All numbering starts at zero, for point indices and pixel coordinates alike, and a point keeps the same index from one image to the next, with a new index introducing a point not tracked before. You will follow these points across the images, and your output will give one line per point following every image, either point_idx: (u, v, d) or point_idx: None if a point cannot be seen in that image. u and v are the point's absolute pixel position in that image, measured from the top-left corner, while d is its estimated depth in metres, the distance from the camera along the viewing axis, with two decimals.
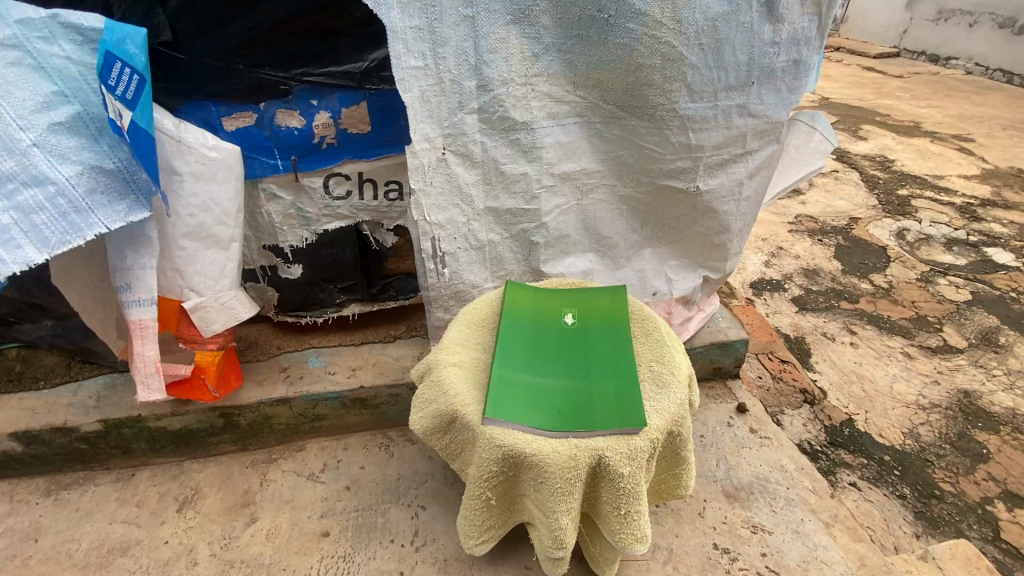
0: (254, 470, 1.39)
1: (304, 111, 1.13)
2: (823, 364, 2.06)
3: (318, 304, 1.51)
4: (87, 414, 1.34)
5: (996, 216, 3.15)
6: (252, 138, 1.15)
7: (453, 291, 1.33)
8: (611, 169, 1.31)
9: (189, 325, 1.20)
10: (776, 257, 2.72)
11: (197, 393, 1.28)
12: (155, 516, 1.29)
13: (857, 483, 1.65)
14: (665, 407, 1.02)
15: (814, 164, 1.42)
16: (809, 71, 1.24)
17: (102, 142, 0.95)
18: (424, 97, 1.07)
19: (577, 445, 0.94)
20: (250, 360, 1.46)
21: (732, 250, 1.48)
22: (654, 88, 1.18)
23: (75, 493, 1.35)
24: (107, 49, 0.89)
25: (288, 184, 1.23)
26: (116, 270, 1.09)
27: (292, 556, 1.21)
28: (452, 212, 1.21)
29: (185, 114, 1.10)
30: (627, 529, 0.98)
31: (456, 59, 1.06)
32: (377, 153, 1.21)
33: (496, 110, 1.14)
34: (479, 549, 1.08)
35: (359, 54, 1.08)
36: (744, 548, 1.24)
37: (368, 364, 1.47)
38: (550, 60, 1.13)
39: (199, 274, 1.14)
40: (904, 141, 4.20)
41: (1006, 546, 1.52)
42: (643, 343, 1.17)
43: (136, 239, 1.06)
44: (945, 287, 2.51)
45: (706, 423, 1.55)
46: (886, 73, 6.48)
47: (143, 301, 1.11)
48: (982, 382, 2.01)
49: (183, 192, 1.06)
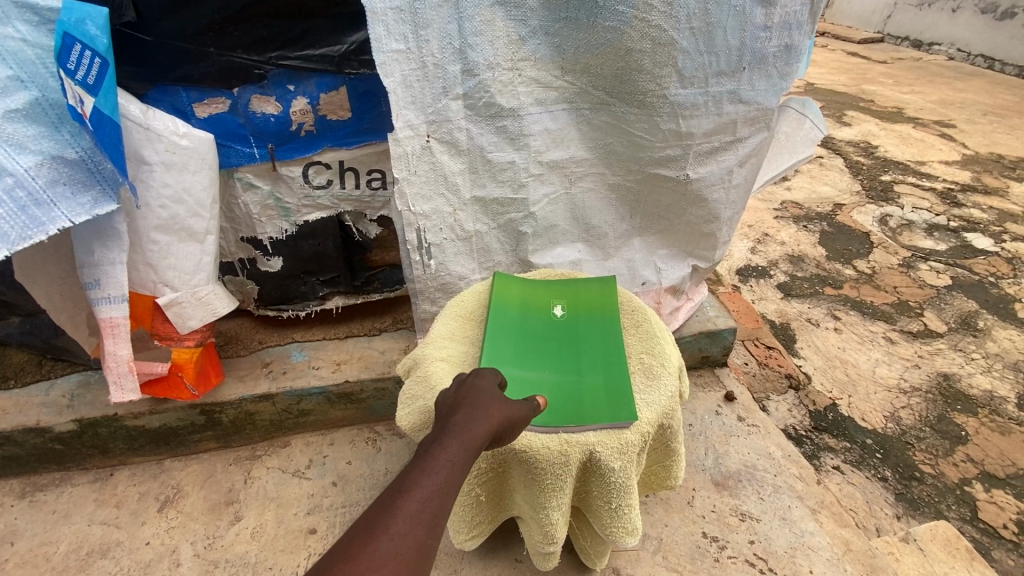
0: (238, 467, 1.36)
1: (280, 97, 1.08)
2: (807, 349, 2.08)
3: (299, 297, 1.44)
4: (60, 414, 1.29)
5: (975, 201, 3.19)
6: (226, 126, 1.09)
7: (439, 283, 1.30)
8: (600, 157, 1.28)
9: (165, 322, 1.15)
10: (761, 243, 2.73)
11: (174, 392, 1.24)
12: (136, 517, 1.26)
13: (840, 467, 1.68)
14: (655, 401, 0.99)
15: (802, 152, 1.41)
16: (800, 57, 1.22)
17: (62, 130, 0.89)
18: (406, 82, 1.03)
19: (568, 441, 0.92)
20: (229, 356, 1.42)
21: (721, 239, 1.46)
22: (644, 73, 1.14)
23: (51, 494, 1.31)
24: (65, 30, 0.84)
25: (265, 174, 1.18)
26: (83, 265, 1.03)
27: (279, 554, 1.19)
28: (437, 202, 1.18)
29: (154, 100, 1.04)
30: (618, 522, 0.97)
31: (440, 43, 1.02)
32: (358, 142, 1.17)
33: (482, 96, 1.10)
34: (469, 543, 1.08)
35: (337, 37, 1.03)
36: (732, 536, 1.25)
37: (353, 358, 1.44)
38: (537, 43, 1.09)
39: (172, 269, 1.09)
40: (887, 128, 4.21)
41: (984, 525, 1.56)
42: (633, 335, 1.15)
43: (103, 233, 0.99)
44: (926, 273, 2.54)
45: (695, 412, 1.55)
46: (870, 58, 6.51)
47: (112, 298, 1.05)
48: (961, 365, 2.06)
49: (152, 182, 1.01)
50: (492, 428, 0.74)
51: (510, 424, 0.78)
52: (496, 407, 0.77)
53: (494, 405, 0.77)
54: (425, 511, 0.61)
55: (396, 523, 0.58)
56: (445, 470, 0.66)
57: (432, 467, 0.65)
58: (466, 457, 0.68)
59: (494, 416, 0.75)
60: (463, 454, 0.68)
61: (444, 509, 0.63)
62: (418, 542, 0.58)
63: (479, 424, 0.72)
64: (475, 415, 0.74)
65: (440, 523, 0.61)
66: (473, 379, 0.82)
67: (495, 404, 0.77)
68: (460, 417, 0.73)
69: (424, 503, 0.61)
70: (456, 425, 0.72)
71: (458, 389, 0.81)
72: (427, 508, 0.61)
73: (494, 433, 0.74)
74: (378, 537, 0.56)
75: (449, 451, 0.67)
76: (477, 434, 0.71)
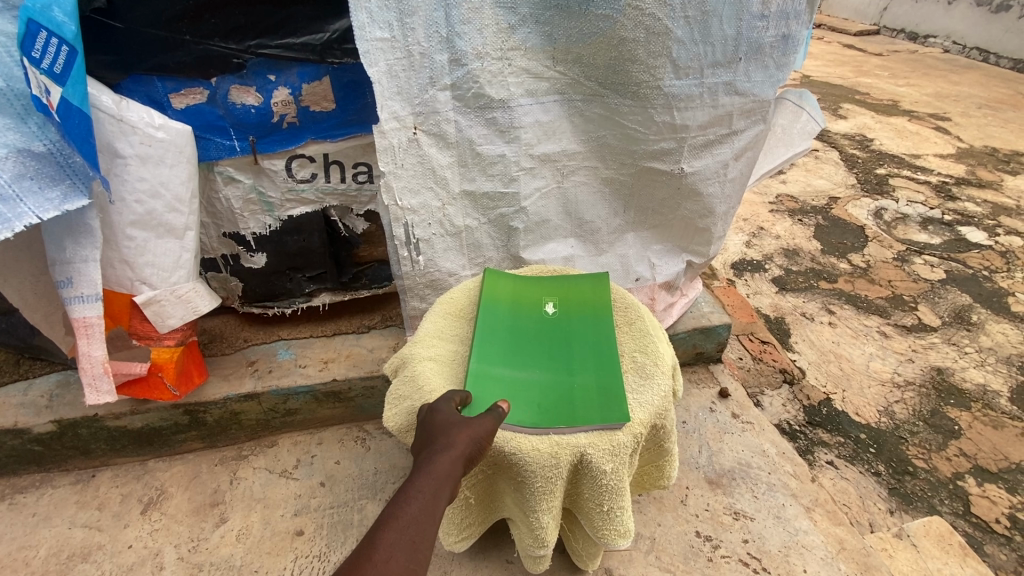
0: (224, 468, 1.33)
1: (261, 87, 1.04)
2: (801, 344, 2.07)
3: (285, 294, 1.41)
4: (39, 415, 1.25)
5: (969, 194, 3.18)
6: (204, 117, 1.05)
7: (428, 280, 1.27)
8: (593, 150, 1.25)
9: (143, 321, 1.12)
10: (756, 237, 2.71)
11: (155, 392, 1.21)
12: (118, 519, 1.23)
13: (834, 462, 1.67)
14: (648, 401, 0.97)
15: (799, 145, 1.39)
16: (797, 47, 1.19)
17: (29, 122, 0.86)
18: (392, 72, 0.99)
19: (558, 443, 0.90)
20: (214, 355, 1.38)
21: (716, 234, 1.44)
22: (637, 64, 1.11)
23: (31, 497, 1.28)
24: (29, 16, 0.80)
25: (246, 167, 1.14)
26: (55, 263, 0.99)
27: (265, 557, 1.16)
28: (425, 196, 1.14)
29: (128, 90, 1.00)
30: (609, 525, 0.95)
31: (426, 31, 0.98)
32: (343, 134, 1.13)
33: (470, 86, 1.07)
34: (458, 545, 1.06)
35: (318, 24, 0.99)
36: (726, 534, 1.24)
37: (341, 356, 1.41)
38: (528, 32, 1.06)
39: (150, 266, 1.05)
40: (882, 121, 4.19)
41: (976, 520, 1.56)
42: (626, 333, 1.12)
43: (75, 229, 0.96)
44: (920, 266, 2.53)
45: (689, 409, 1.53)
46: (865, 51, 6.48)
47: (86, 297, 1.01)
48: (955, 359, 2.05)
49: (127, 176, 0.97)
50: (460, 451, 0.77)
51: (484, 441, 0.80)
52: (461, 430, 0.80)
53: (460, 428, 0.80)
54: (403, 539, 0.65)
55: (377, 555, 0.63)
56: (419, 499, 0.70)
57: (406, 499, 0.69)
58: (438, 484, 0.72)
59: (460, 439, 0.78)
60: (434, 482, 0.72)
61: (423, 534, 0.67)
62: (401, 567, 0.64)
63: (444, 451, 0.76)
64: (441, 444, 0.77)
65: (422, 547, 0.66)
66: (439, 409, 0.85)
67: (461, 426, 0.81)
68: (428, 450, 0.77)
69: (402, 531, 0.66)
70: (424, 458, 0.75)
71: (426, 423, 0.84)
72: (404, 537, 0.66)
73: (464, 455, 0.77)
74: (364, 570, 0.62)
75: (421, 482, 0.72)
76: (444, 460, 0.75)
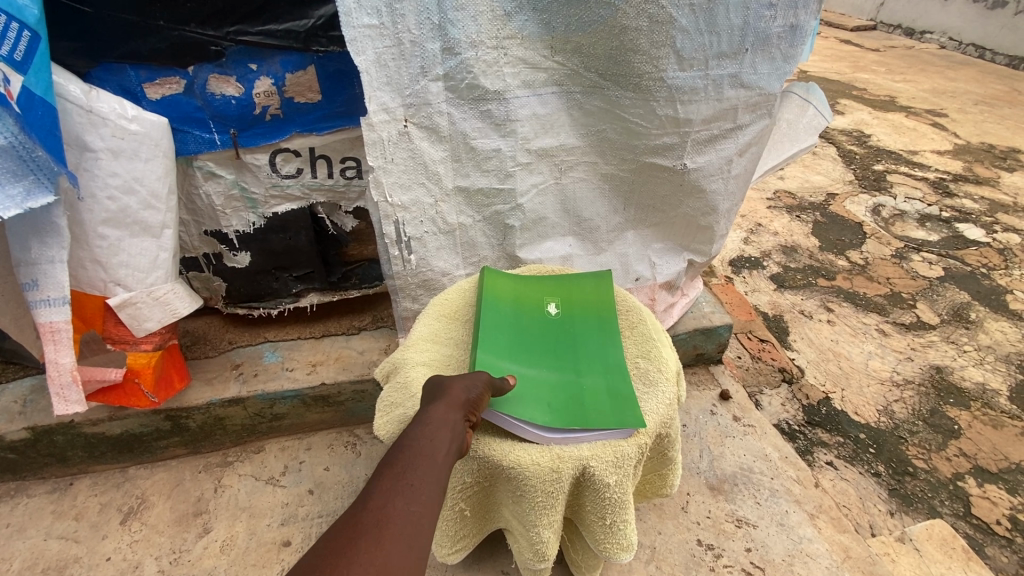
0: (208, 475, 1.28)
1: (241, 77, 0.98)
2: (800, 342, 2.04)
3: (271, 295, 1.35)
4: (11, 422, 1.19)
5: (967, 191, 3.16)
6: (182, 109, 0.99)
7: (420, 280, 1.22)
8: (592, 145, 1.20)
9: (118, 324, 1.06)
10: (754, 233, 2.67)
11: (132, 400, 1.15)
12: (96, 530, 1.18)
13: (833, 463, 1.64)
14: (653, 410, 0.93)
15: (804, 141, 1.34)
16: (805, 39, 1.14)
17: None
18: (381, 60, 0.93)
19: (560, 455, 0.85)
20: (196, 358, 1.33)
21: (719, 232, 1.39)
22: (639, 54, 1.06)
23: (5, 506, 1.22)
24: None
25: (228, 162, 1.08)
26: (21, 264, 0.93)
27: (249, 569, 1.11)
28: (417, 192, 1.09)
29: (98, 79, 0.94)
30: (612, 539, 0.91)
31: (417, 17, 0.93)
32: (329, 127, 1.08)
33: (464, 77, 1.01)
34: (452, 558, 1.01)
35: (302, 10, 0.93)
36: (728, 543, 1.20)
37: (330, 358, 1.36)
38: (525, 20, 1.00)
39: (125, 267, 0.99)
40: (879, 117, 4.16)
41: (978, 521, 1.53)
42: (628, 337, 1.08)
43: (41, 229, 0.90)
44: (918, 263, 2.50)
45: (689, 412, 1.49)
46: (862, 46, 6.44)
47: (53, 301, 0.95)
48: (954, 358, 2.02)
49: (97, 171, 0.91)
50: (456, 399, 0.76)
51: (477, 392, 0.79)
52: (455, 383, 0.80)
53: (453, 383, 0.80)
54: (401, 483, 0.61)
55: (374, 500, 0.58)
56: (416, 445, 0.67)
57: (402, 447, 0.66)
58: (435, 429, 0.70)
59: (455, 390, 0.78)
60: (431, 429, 0.69)
61: (424, 474, 0.63)
62: (403, 510, 0.58)
63: (439, 403, 0.75)
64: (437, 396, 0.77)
65: (423, 492, 0.61)
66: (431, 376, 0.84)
67: (454, 381, 0.80)
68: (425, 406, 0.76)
69: (401, 476, 0.62)
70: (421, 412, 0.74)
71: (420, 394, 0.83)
72: (402, 480, 0.61)
73: (459, 404, 0.76)
74: (361, 517, 0.56)
75: (416, 430, 0.69)
76: (439, 409, 0.73)
